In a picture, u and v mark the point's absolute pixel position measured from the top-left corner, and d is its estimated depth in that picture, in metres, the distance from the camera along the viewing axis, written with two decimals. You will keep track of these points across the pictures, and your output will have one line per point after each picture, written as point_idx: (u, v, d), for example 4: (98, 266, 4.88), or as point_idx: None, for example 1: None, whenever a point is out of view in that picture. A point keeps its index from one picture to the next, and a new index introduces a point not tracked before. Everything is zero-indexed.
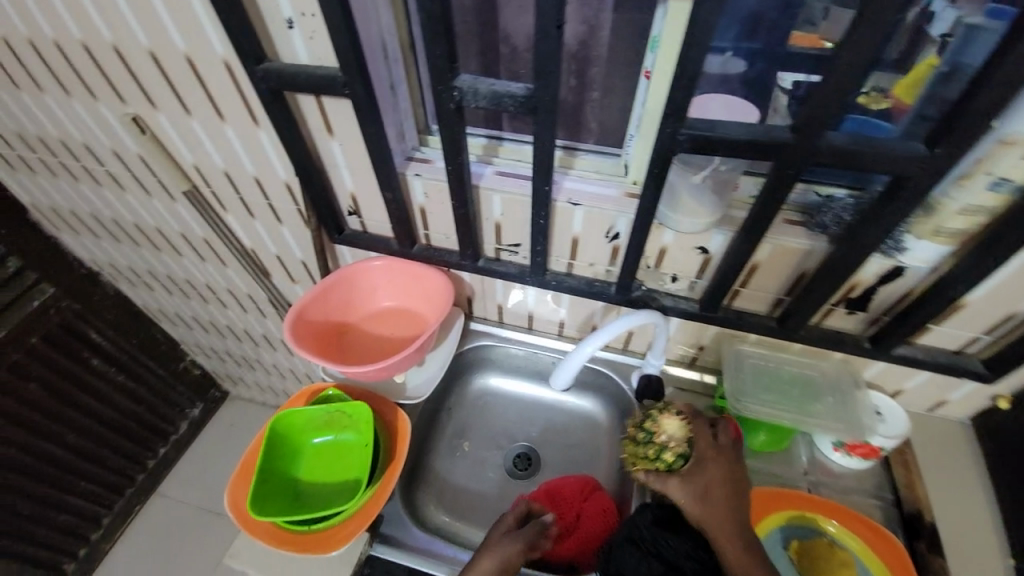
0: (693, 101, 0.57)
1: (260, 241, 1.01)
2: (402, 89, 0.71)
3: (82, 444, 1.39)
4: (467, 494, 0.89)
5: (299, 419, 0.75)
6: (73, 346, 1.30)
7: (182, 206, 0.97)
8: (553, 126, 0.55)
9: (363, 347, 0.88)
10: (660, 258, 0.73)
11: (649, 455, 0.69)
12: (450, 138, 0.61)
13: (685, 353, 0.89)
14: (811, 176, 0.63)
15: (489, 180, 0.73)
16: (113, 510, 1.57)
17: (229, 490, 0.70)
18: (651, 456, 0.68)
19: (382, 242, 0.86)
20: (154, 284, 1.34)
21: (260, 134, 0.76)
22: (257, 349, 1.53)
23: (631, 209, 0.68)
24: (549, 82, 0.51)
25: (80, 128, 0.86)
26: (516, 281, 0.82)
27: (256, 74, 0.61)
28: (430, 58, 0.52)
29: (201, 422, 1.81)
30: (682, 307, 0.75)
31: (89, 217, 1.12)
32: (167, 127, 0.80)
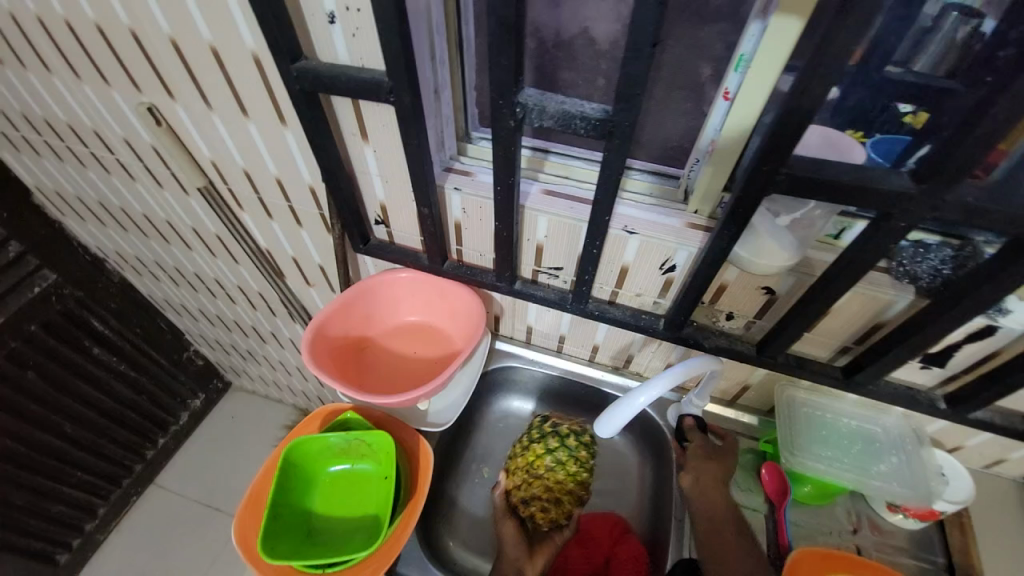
0: (801, 137, 0.52)
1: (276, 241, 0.95)
2: (447, 94, 0.64)
3: (81, 434, 1.34)
4: (485, 526, 0.84)
5: (315, 448, 0.69)
6: (75, 334, 1.24)
7: (195, 201, 0.91)
8: (626, 150, 0.49)
9: (383, 364, 0.82)
10: (717, 295, 0.68)
11: (546, 433, 0.82)
12: (502, 156, 0.55)
13: (728, 390, 0.83)
14: (929, 228, 0.54)
15: (535, 200, 0.66)
16: (108, 502, 1.52)
17: (236, 527, 0.66)
18: (546, 437, 0.81)
19: (410, 255, 0.80)
20: (160, 274, 1.28)
21: (287, 134, 0.69)
22: (263, 345, 1.47)
23: (692, 242, 0.62)
24: (631, 104, 0.45)
25: (91, 114, 0.79)
26: (555, 307, 0.76)
27: (290, 73, 0.54)
28: (493, 68, 0.46)
29: (202, 413, 1.77)
30: (736, 348, 0.69)
31: (96, 203, 1.06)
32: (185, 118, 0.74)
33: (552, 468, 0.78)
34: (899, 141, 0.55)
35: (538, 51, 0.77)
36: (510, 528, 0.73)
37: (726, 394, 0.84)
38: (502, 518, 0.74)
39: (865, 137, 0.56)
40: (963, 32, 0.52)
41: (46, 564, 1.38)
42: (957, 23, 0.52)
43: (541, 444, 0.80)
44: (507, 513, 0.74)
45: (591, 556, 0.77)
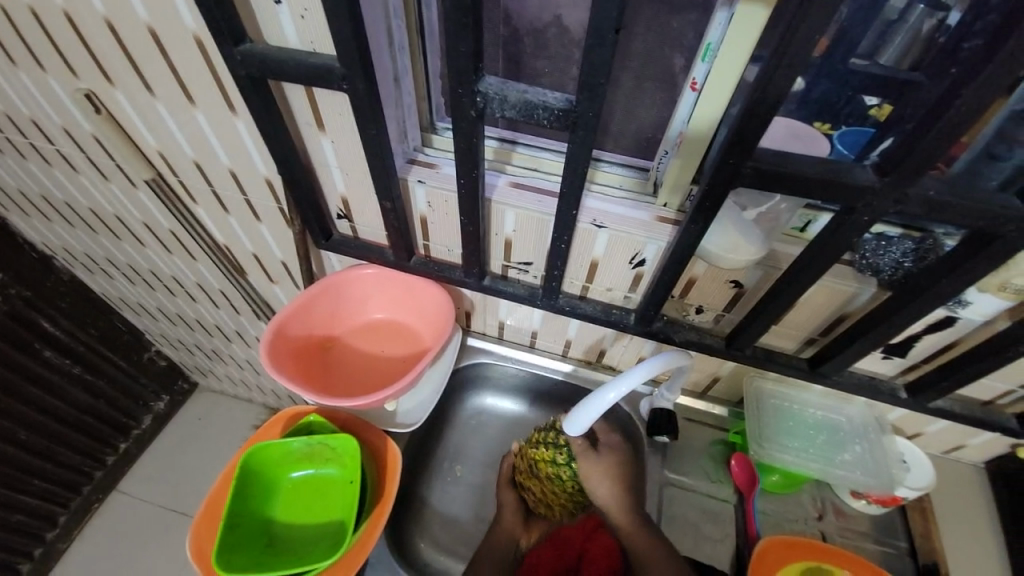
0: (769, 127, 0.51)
1: (234, 237, 0.91)
2: (408, 82, 0.61)
3: (35, 442, 1.27)
4: (459, 526, 0.82)
5: (275, 453, 0.67)
6: (23, 337, 1.17)
7: (145, 194, 0.85)
8: (591, 142, 0.48)
9: (349, 363, 0.79)
10: (687, 289, 0.67)
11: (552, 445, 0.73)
12: (464, 148, 0.52)
13: (698, 383, 0.83)
14: (893, 220, 0.54)
15: (502, 193, 0.64)
16: (68, 510, 1.46)
17: (191, 540, 0.63)
18: (560, 447, 0.73)
19: (375, 250, 0.77)
20: (114, 272, 1.21)
21: (238, 123, 0.65)
22: (229, 344, 1.42)
23: (661, 236, 0.61)
24: (595, 95, 0.43)
25: (22, 100, 0.73)
26: (525, 302, 0.75)
27: (234, 57, 0.51)
28: (452, 55, 0.44)
29: (167, 415, 1.70)
30: (704, 342, 0.69)
31: (38, 197, 0.99)
32: (126, 105, 0.68)
33: (553, 477, 0.73)
34: (864, 133, 0.55)
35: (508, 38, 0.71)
36: (507, 500, 0.78)
37: (697, 387, 0.85)
38: (503, 490, 0.80)
39: (831, 129, 0.57)
40: (929, 25, 0.52)
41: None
42: (923, 16, 0.52)
43: (550, 454, 0.73)
44: (507, 487, 0.80)
45: (563, 552, 0.76)
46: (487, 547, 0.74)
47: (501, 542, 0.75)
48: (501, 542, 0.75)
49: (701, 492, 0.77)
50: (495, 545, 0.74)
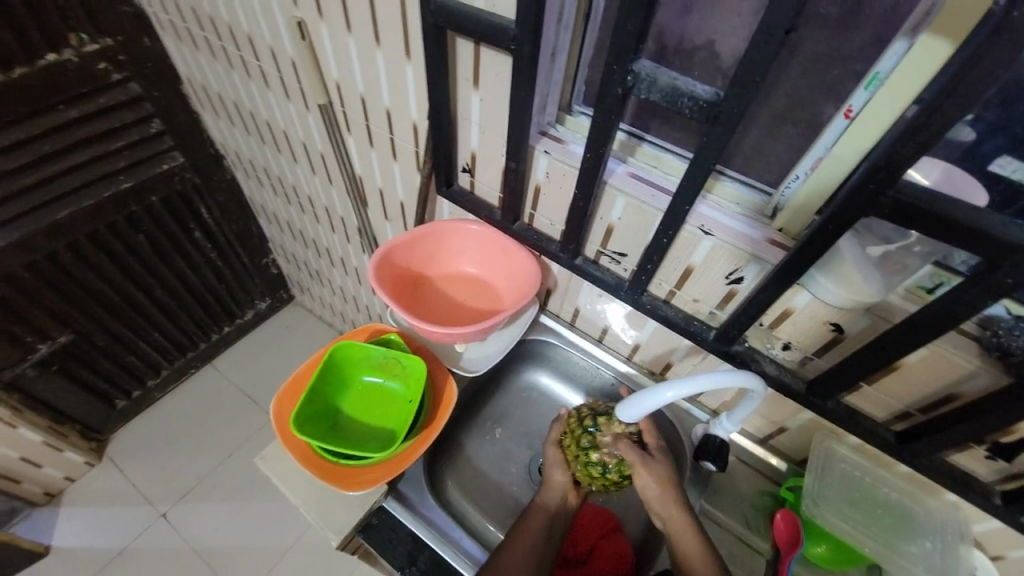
0: (922, 163, 0.48)
1: (369, 170, 1.03)
2: (561, 60, 0.65)
3: (165, 300, 1.51)
4: (485, 480, 0.87)
5: (357, 354, 0.77)
6: (183, 213, 1.41)
7: (313, 118, 1.00)
8: (725, 141, 0.49)
9: (434, 303, 0.87)
10: (779, 320, 0.66)
11: (582, 441, 0.71)
12: (600, 123, 0.56)
13: (760, 427, 0.80)
14: None
15: (618, 179, 0.66)
16: (172, 367, 1.70)
17: (274, 403, 0.72)
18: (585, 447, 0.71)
19: (485, 208, 0.84)
20: (265, 181, 1.42)
21: (408, 69, 0.75)
22: (331, 268, 1.60)
23: (766, 258, 0.60)
24: (745, 93, 0.44)
25: (250, 20, 0.90)
26: (608, 290, 0.77)
27: (429, 6, 0.59)
28: (618, 33, 0.47)
29: (265, 314, 1.95)
30: (781, 379, 0.66)
31: (231, 104, 1.19)
32: (325, 38, 0.82)
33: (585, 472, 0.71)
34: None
35: (654, 57, 0.63)
36: (554, 468, 0.74)
37: (757, 432, 0.81)
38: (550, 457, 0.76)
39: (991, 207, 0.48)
40: None
41: (105, 403, 1.55)
42: None
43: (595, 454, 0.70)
44: (556, 451, 0.76)
45: (576, 541, 0.77)
46: (537, 506, 0.71)
47: (553, 502, 0.72)
48: (551, 503, 0.72)
49: (732, 532, 0.74)
50: (545, 507, 0.71)
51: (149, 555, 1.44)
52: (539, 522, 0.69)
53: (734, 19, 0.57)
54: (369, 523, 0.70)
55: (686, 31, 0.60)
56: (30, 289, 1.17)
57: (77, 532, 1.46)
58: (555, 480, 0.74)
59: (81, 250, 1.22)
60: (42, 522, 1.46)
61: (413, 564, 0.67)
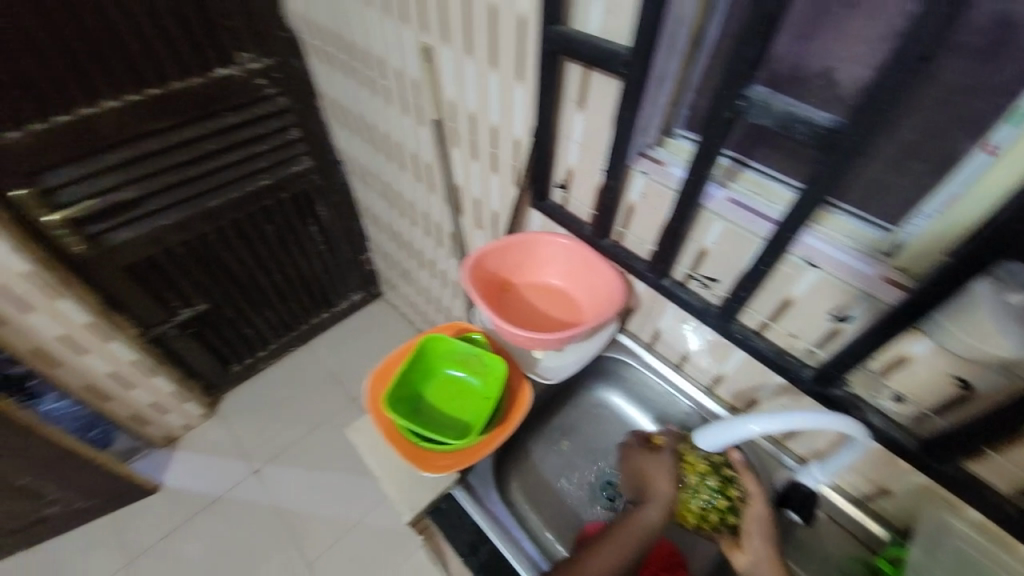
0: None
1: (469, 181, 1.11)
2: (668, 84, 0.66)
3: (280, 282, 1.72)
4: (548, 489, 0.88)
5: (443, 347, 0.83)
6: (304, 208, 1.61)
7: (425, 131, 1.11)
8: (842, 170, 0.47)
9: (518, 309, 0.91)
10: (889, 368, 0.60)
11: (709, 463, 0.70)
12: (705, 147, 0.57)
13: (857, 484, 0.72)
14: None
15: (717, 205, 0.66)
16: (277, 342, 1.92)
17: (369, 382, 0.80)
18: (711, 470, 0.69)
19: (576, 223, 0.86)
20: (374, 186, 1.58)
21: (518, 90, 0.80)
22: (420, 270, 1.73)
23: (880, 298, 0.56)
24: (869, 120, 0.43)
25: (384, 44, 1.03)
26: (695, 315, 0.76)
27: (547, 33, 0.64)
28: (733, 59, 0.48)
29: (356, 306, 2.14)
30: (887, 432, 0.61)
31: (356, 116, 1.35)
32: (447, 61, 0.91)
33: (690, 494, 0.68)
34: None
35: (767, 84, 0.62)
36: (661, 481, 0.69)
37: (853, 489, 0.73)
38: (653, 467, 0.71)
39: None
40: None
41: (223, 367, 1.79)
42: None
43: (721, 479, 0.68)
44: (667, 468, 0.70)
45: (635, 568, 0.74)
46: (634, 525, 0.66)
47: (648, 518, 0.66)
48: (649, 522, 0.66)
49: None
50: (637, 522, 0.66)
51: (237, 506, 1.63)
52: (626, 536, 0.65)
53: (857, 47, 0.54)
54: (437, 507, 0.74)
55: (803, 59, 0.58)
56: (184, 261, 1.41)
57: (186, 474, 1.69)
58: (661, 495, 0.68)
59: (225, 233, 1.45)
60: (161, 461, 1.71)
61: (474, 554, 0.70)
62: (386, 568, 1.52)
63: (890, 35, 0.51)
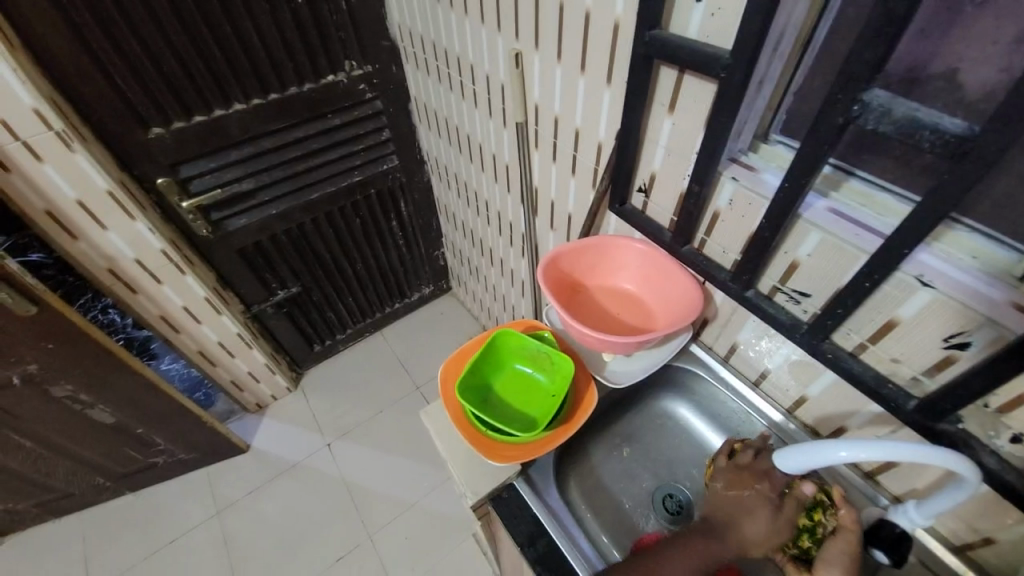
0: None
1: (546, 183, 1.13)
2: (768, 88, 0.63)
3: (361, 271, 1.86)
4: (606, 493, 0.87)
5: (514, 342, 0.86)
6: (388, 204, 1.73)
7: (508, 133, 1.15)
8: (971, 181, 0.43)
9: (588, 311, 0.91)
10: (1012, 404, 0.53)
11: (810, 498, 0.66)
12: (807, 152, 0.54)
13: (959, 533, 0.65)
14: None
15: (815, 214, 0.62)
16: (355, 327, 2.07)
17: (443, 368, 0.85)
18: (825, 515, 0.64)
19: (655, 228, 0.85)
20: (452, 185, 1.66)
21: (606, 93, 0.81)
22: (489, 268, 1.78)
23: (1005, 326, 0.50)
24: (1011, 128, 0.39)
25: (476, 51, 1.08)
26: (780, 330, 0.72)
27: (643, 37, 0.65)
28: (849, 61, 0.46)
29: (427, 299, 2.25)
30: (1001, 476, 0.54)
31: (443, 119, 1.43)
32: (536, 66, 0.94)
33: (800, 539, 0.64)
34: None
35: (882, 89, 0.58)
36: (755, 527, 0.65)
37: (952, 536, 0.66)
38: (745, 505, 0.66)
39: None
40: None
41: (308, 345, 1.96)
42: None
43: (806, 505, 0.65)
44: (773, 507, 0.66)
45: None
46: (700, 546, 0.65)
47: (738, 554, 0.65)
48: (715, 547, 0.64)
49: None
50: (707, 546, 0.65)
51: (311, 474, 1.77)
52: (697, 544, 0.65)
53: (988, 47, 0.49)
54: (499, 495, 0.76)
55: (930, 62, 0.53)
56: (283, 246, 1.57)
57: (270, 439, 1.87)
58: (754, 538, 0.65)
59: (319, 223, 1.59)
60: (251, 425, 1.91)
61: (532, 546, 0.70)
62: (438, 551, 1.58)
63: None
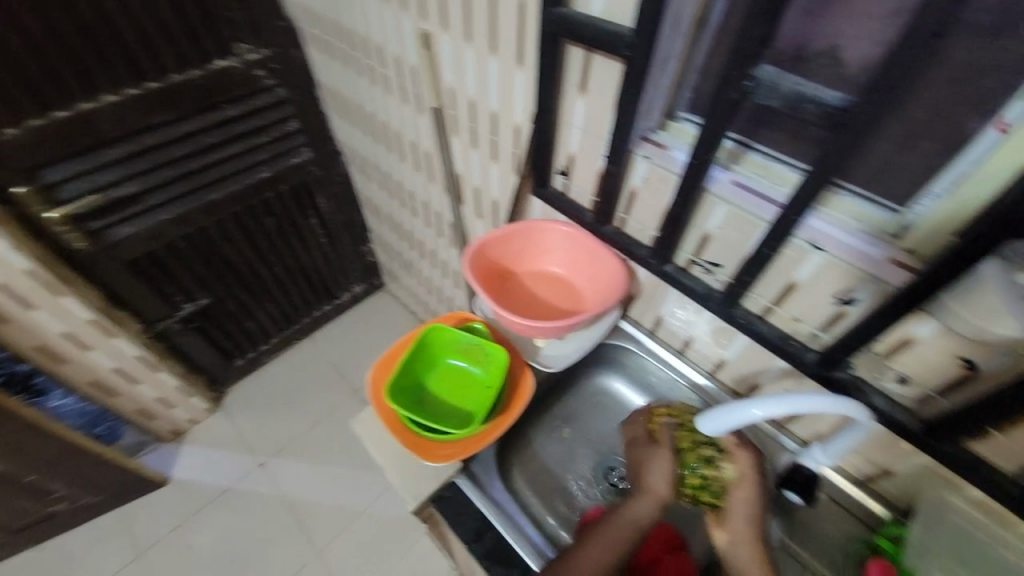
0: None
1: (468, 169, 1.10)
2: (671, 66, 0.65)
3: (281, 275, 1.72)
4: (551, 476, 0.88)
5: (446, 337, 0.83)
6: (304, 201, 1.60)
7: (424, 120, 1.10)
8: (850, 150, 0.47)
9: (519, 298, 0.90)
10: (894, 349, 0.60)
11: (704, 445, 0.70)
12: (709, 129, 0.56)
13: (858, 467, 0.73)
14: None
15: (721, 188, 0.65)
16: (280, 335, 1.93)
17: (371, 371, 0.80)
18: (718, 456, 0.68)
19: (577, 210, 0.86)
20: (373, 176, 1.57)
21: (519, 75, 0.79)
22: (421, 261, 1.72)
23: (886, 280, 0.55)
24: (879, 99, 0.42)
25: (382, 32, 1.01)
26: (698, 301, 0.76)
27: (549, 15, 0.63)
28: (740, 38, 0.47)
29: (358, 298, 2.15)
30: (892, 415, 0.61)
31: (355, 106, 1.34)
32: (446, 48, 0.89)
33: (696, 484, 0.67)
34: None
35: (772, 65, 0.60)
36: (657, 476, 0.68)
37: (854, 471, 0.74)
38: (651, 463, 0.69)
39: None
40: None
41: (227, 359, 1.80)
42: None
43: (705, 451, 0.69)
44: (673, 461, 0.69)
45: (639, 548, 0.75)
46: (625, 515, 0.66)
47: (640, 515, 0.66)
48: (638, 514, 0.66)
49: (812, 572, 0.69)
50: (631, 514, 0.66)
51: (245, 498, 1.64)
52: (618, 535, 0.65)
53: (857, 25, 0.53)
54: (442, 495, 0.74)
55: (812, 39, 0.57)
56: (184, 255, 1.40)
57: (192, 467, 1.70)
58: (653, 489, 0.67)
59: (225, 225, 1.44)
60: (168, 455, 1.72)
61: (479, 541, 0.70)
62: (394, 556, 1.54)
63: (900, 12, 0.50)
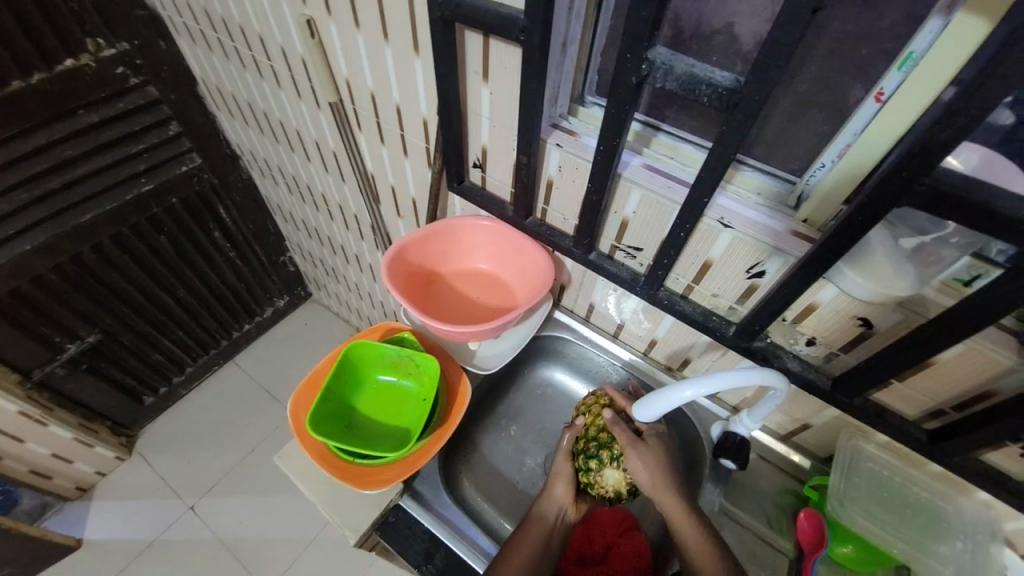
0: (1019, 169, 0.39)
1: (380, 167, 1.03)
2: (573, 50, 0.62)
3: (186, 298, 1.53)
4: (500, 478, 0.86)
5: (371, 352, 0.77)
6: (203, 214, 1.44)
7: (324, 116, 1.00)
8: (747, 129, 0.47)
9: (447, 300, 0.86)
10: (803, 315, 0.64)
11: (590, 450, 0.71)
12: (614, 115, 0.54)
13: (783, 424, 0.78)
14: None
15: (633, 172, 0.64)
16: (196, 363, 1.74)
17: (292, 401, 0.74)
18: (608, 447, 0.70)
19: (497, 203, 0.82)
20: (279, 180, 1.43)
21: (417, 64, 0.74)
22: (346, 266, 1.62)
23: (790, 251, 0.57)
24: (769, 77, 0.42)
25: (261, 20, 0.90)
26: (624, 286, 0.76)
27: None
28: (633, 19, 0.46)
29: (283, 311, 1.99)
30: (805, 376, 0.64)
31: (245, 104, 1.20)
32: (335, 36, 0.81)
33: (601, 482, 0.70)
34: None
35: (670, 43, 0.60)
36: (558, 485, 0.73)
37: (780, 429, 0.79)
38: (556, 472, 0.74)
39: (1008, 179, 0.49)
40: None
41: (134, 399, 1.60)
42: None
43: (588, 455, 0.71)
44: (569, 465, 0.74)
45: (592, 539, 0.74)
46: (534, 518, 0.70)
47: (547, 518, 0.70)
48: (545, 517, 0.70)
49: (753, 532, 0.73)
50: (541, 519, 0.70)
51: (177, 547, 1.49)
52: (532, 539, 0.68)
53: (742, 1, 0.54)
54: (386, 522, 0.71)
55: (704, 17, 0.57)
56: (58, 290, 1.20)
57: (108, 524, 1.51)
58: (553, 496, 0.72)
59: (106, 251, 1.25)
60: (76, 515, 1.51)
61: (430, 562, 0.67)
62: None
63: None
